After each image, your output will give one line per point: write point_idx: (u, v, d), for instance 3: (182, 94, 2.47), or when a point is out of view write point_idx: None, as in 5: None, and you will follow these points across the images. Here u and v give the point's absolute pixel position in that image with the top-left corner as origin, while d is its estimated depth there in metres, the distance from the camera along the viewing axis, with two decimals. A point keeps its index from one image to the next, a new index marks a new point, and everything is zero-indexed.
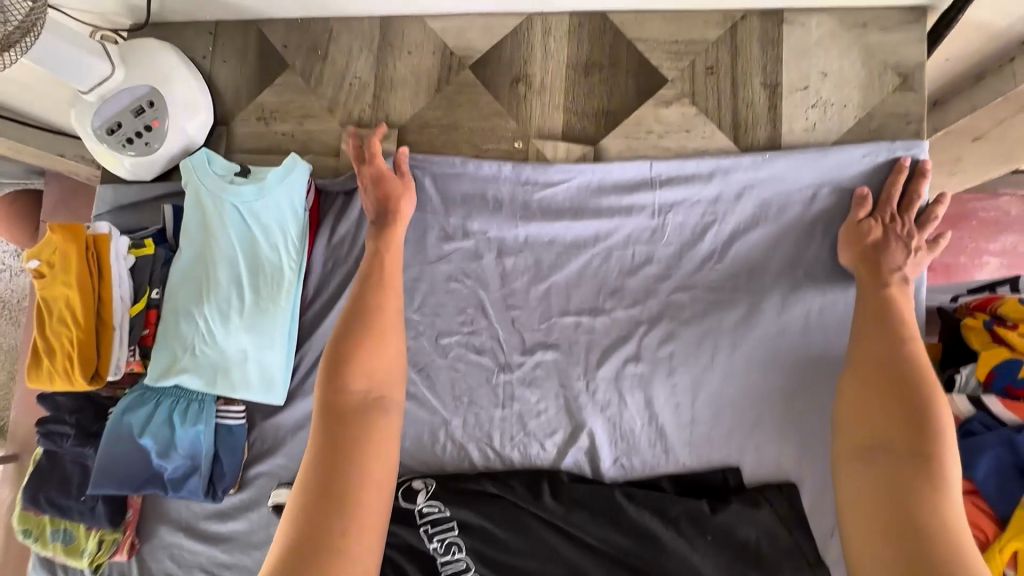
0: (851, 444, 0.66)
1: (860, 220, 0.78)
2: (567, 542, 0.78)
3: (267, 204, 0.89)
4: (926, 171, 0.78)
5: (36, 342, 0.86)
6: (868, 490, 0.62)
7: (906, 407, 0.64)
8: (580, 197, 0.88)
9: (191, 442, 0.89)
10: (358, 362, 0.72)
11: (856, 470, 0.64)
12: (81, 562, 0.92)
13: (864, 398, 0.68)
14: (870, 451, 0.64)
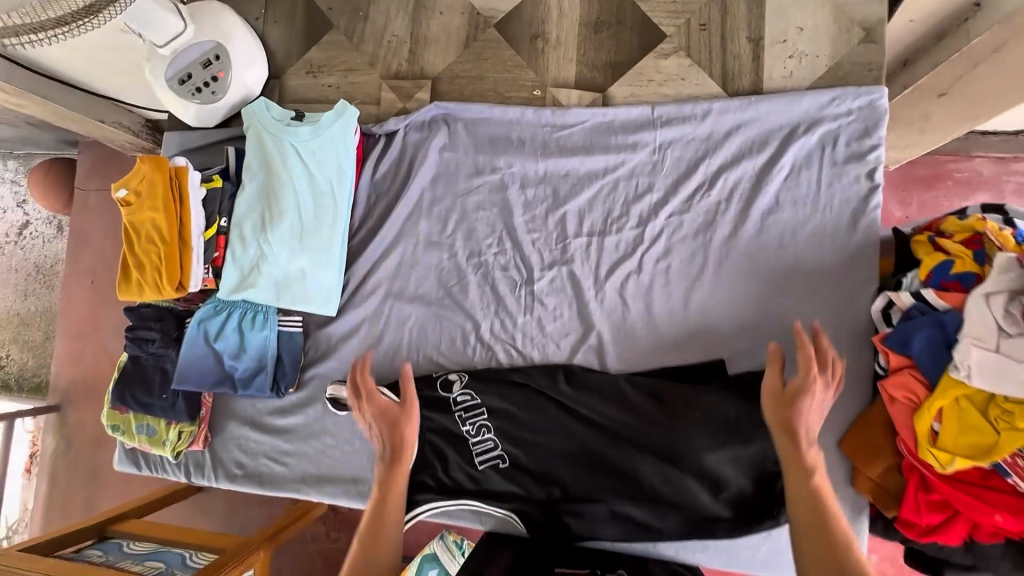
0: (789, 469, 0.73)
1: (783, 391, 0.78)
2: (576, 422, 0.95)
3: (321, 144, 1.04)
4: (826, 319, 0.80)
5: (127, 260, 1.01)
6: (805, 510, 0.68)
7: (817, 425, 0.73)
8: (592, 137, 1.03)
9: (258, 346, 1.05)
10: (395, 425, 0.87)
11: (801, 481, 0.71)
12: (164, 450, 1.08)
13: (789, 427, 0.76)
14: (801, 479, 0.70)
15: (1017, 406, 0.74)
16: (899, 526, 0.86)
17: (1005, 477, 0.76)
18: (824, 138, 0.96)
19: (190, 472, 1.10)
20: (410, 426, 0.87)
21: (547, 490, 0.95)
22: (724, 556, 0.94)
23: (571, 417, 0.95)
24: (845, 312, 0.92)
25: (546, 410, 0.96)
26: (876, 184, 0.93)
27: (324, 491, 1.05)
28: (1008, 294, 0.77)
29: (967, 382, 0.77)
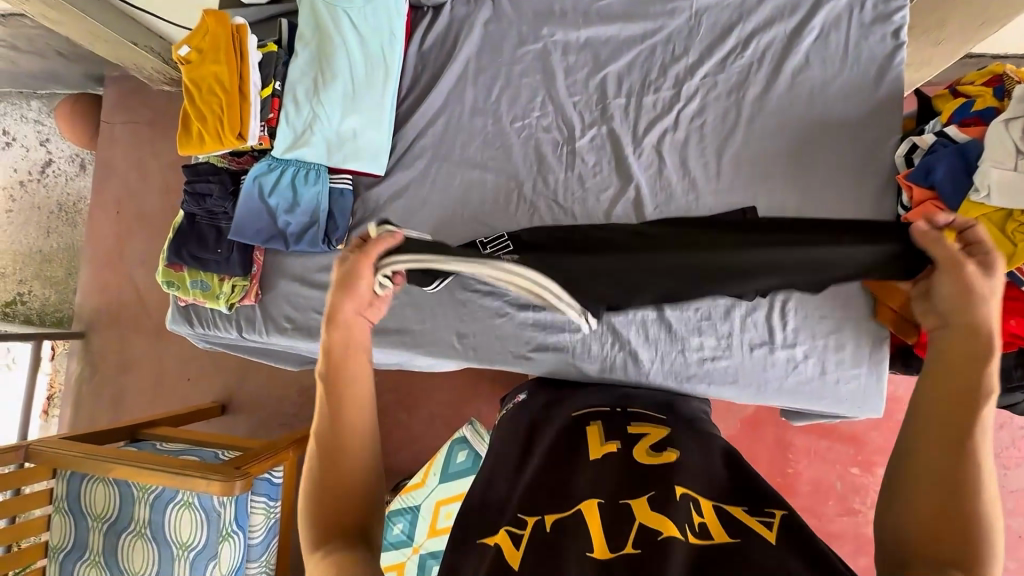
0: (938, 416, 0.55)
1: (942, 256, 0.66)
2: (629, 270, 0.89)
3: (374, 9, 1.09)
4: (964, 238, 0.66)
5: (190, 115, 1.07)
6: (932, 486, 0.53)
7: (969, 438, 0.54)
8: (632, 6, 1.08)
9: (312, 201, 1.11)
10: (342, 358, 0.64)
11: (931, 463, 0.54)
12: (218, 303, 1.13)
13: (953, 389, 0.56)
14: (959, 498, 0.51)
15: None
16: (918, 350, 0.94)
17: (1021, 287, 0.83)
18: (853, 1, 1.01)
19: (242, 327, 1.16)
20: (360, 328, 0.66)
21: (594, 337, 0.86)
22: (752, 389, 1.01)
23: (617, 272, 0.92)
24: (867, 162, 1.00)
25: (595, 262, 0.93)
26: (901, 43, 0.99)
27: (373, 342, 1.11)
28: None
29: (986, 202, 0.83)
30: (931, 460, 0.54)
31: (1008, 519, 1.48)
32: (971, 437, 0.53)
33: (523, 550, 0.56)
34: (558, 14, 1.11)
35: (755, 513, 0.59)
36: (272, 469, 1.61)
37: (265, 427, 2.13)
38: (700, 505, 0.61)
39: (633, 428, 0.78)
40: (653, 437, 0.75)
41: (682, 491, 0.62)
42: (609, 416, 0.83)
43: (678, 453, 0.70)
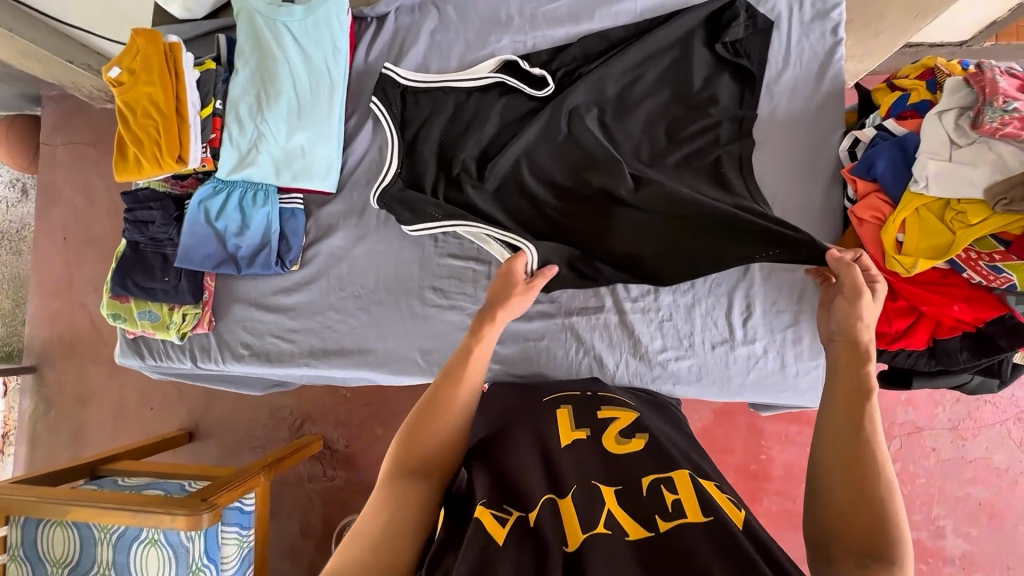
0: (846, 517, 0.62)
1: (988, 89, 0.81)
2: (579, 214, 0.99)
3: (315, 22, 1.06)
4: (984, 87, 0.82)
5: (124, 138, 1.02)
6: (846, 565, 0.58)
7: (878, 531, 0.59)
8: (578, 9, 1.08)
9: (261, 222, 1.06)
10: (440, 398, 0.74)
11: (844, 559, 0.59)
12: (169, 334, 1.09)
13: (850, 490, 0.64)
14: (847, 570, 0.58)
15: (970, 205, 0.83)
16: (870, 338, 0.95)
17: (961, 273, 0.86)
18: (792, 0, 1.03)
19: (196, 356, 1.11)
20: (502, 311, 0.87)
21: (582, 220, 0.99)
22: (717, 386, 1.02)
23: (610, 86, 1.02)
24: (815, 158, 1.02)
25: (554, 158, 1.01)
26: (840, 39, 1.02)
27: (332, 363, 1.07)
28: (957, 111, 0.85)
29: (925, 193, 0.85)
30: (842, 534, 0.61)
31: (967, 488, 1.53)
32: (878, 524, 0.60)
33: (507, 528, 0.61)
34: (506, 20, 1.09)
35: (728, 495, 0.65)
36: (243, 497, 1.56)
37: (237, 451, 2.07)
38: (671, 484, 0.65)
39: (602, 414, 0.81)
40: (622, 423, 0.78)
41: (651, 479, 0.67)
42: (579, 400, 0.86)
43: (645, 439, 0.74)
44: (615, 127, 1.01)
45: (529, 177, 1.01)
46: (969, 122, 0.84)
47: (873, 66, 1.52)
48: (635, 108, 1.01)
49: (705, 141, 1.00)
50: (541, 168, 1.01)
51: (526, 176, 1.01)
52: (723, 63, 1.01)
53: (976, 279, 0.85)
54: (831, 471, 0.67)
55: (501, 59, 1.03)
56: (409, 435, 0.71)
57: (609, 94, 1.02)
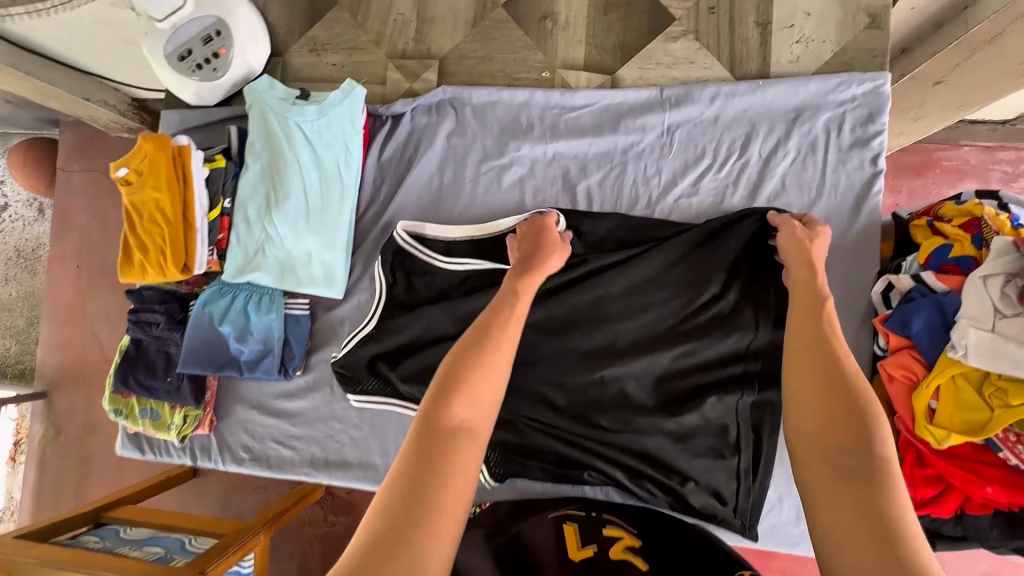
0: (816, 420, 0.63)
1: None
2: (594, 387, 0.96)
3: (328, 124, 1.02)
4: None
5: (129, 240, 1.00)
6: (817, 456, 0.60)
7: (868, 440, 0.59)
8: (603, 120, 1.03)
9: (265, 329, 1.04)
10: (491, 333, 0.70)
11: (823, 466, 0.59)
12: (170, 434, 1.07)
13: (822, 395, 0.65)
14: (820, 456, 0.60)
15: (1010, 384, 0.78)
16: None
17: (996, 451, 0.80)
18: (830, 123, 0.98)
19: (196, 455, 1.10)
20: (550, 255, 0.87)
21: (599, 389, 0.96)
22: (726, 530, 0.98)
23: (622, 290, 0.96)
24: (846, 295, 0.96)
25: (573, 319, 0.97)
26: (880, 170, 0.96)
27: (334, 475, 1.05)
28: (1004, 276, 0.80)
29: (964, 361, 0.80)
30: (820, 416, 0.63)
31: None
32: (870, 430, 0.59)
33: None
34: (527, 125, 1.05)
35: None
36: (242, 558, 1.57)
37: (239, 489, 2.07)
38: None
39: (608, 532, 0.83)
40: (628, 542, 0.81)
41: None
42: (583, 519, 0.87)
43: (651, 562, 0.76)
44: (641, 285, 0.97)
45: (538, 342, 0.98)
46: (1016, 291, 0.79)
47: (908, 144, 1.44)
48: (657, 265, 0.96)
49: (717, 360, 0.95)
50: (540, 364, 0.97)
51: (523, 370, 0.97)
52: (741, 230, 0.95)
53: (1013, 461, 0.79)
54: (804, 386, 0.67)
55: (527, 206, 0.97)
56: (444, 382, 0.64)
57: (627, 294, 0.97)
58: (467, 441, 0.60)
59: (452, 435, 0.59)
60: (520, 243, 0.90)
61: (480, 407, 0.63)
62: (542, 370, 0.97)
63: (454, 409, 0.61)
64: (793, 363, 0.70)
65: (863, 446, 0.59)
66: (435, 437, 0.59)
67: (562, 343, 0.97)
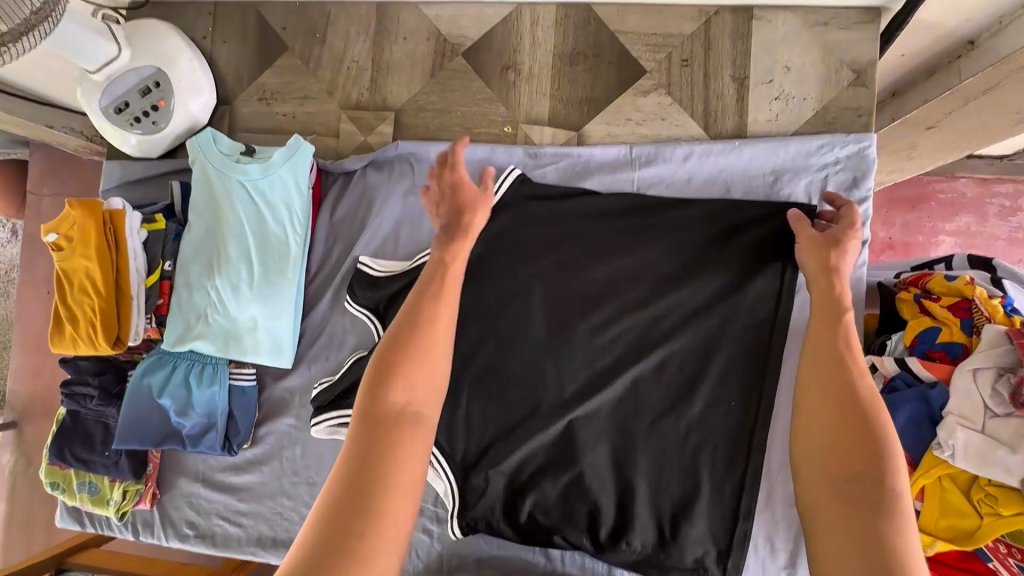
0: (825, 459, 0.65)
1: None
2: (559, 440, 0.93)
3: (270, 183, 0.94)
4: None
5: (59, 310, 0.93)
6: (826, 488, 0.63)
7: (875, 474, 0.61)
8: (568, 179, 0.97)
9: (208, 402, 0.97)
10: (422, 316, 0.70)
11: (833, 507, 0.61)
12: (108, 510, 1.01)
13: (830, 426, 0.67)
14: (831, 495, 0.62)
15: (999, 491, 0.71)
16: None
17: (985, 560, 0.74)
18: (811, 187, 0.91)
19: (138, 530, 1.03)
20: (478, 215, 0.83)
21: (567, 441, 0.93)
22: None
23: (606, 327, 0.93)
24: None
25: (538, 370, 0.94)
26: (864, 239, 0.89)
27: (281, 555, 0.99)
28: (996, 370, 0.73)
29: (951, 463, 0.73)
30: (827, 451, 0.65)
31: None
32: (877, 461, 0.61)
33: None
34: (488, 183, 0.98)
35: None
36: None
37: None
38: None
39: None
40: None
41: None
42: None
43: None
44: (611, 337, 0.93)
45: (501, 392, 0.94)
46: (1008, 390, 0.72)
47: (900, 180, 1.36)
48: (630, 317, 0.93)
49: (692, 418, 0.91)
50: (513, 404, 0.94)
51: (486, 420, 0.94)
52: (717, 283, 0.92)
53: (1002, 573, 0.72)
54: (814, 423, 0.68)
55: (516, 169, 0.96)
56: (382, 368, 0.64)
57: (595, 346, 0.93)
58: (413, 424, 0.62)
59: (394, 421, 0.61)
60: (441, 205, 0.86)
61: (423, 393, 0.65)
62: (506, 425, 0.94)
63: (393, 398, 0.63)
64: (802, 393, 0.72)
65: (872, 483, 0.61)
66: (383, 428, 0.60)
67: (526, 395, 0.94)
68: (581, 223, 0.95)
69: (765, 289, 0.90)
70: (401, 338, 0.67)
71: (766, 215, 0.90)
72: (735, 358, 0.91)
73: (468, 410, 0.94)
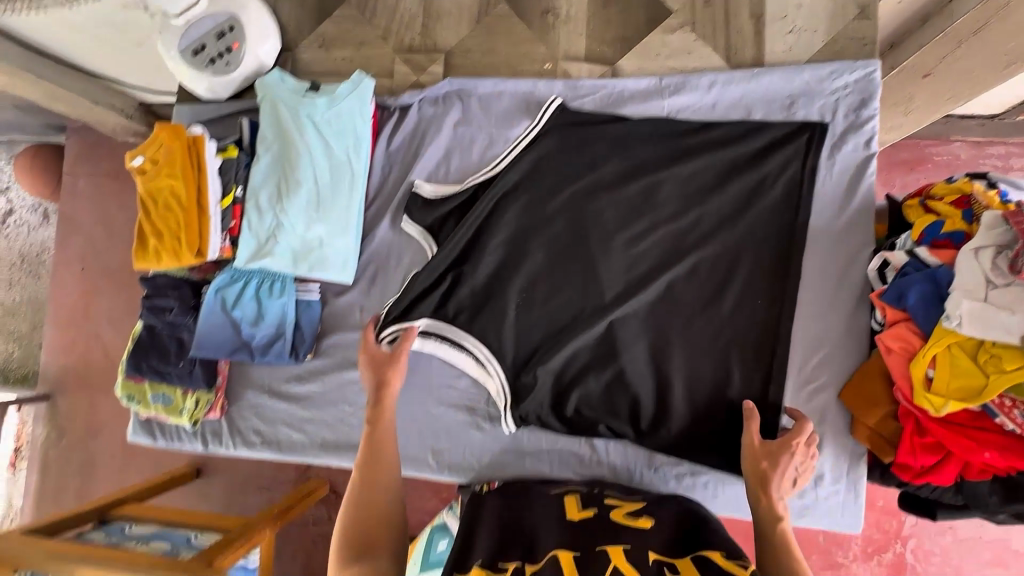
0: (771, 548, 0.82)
1: None
2: (603, 338, 1.01)
3: (337, 113, 1.05)
4: None
5: (145, 227, 1.02)
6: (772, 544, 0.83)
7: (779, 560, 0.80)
8: (603, 107, 1.07)
9: (278, 312, 1.07)
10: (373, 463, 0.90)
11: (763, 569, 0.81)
12: (182, 418, 1.09)
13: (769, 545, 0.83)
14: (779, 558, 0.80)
15: (1004, 350, 0.80)
16: (894, 469, 0.92)
17: (993, 417, 0.82)
18: (825, 108, 1.01)
19: (207, 440, 1.11)
20: (395, 366, 0.97)
21: (610, 337, 1.01)
22: (731, 504, 1.00)
23: (642, 236, 1.03)
24: (841, 276, 0.99)
25: (584, 276, 1.03)
26: (874, 152, 0.99)
27: (344, 457, 1.07)
28: (995, 248, 0.82)
29: (958, 330, 0.82)
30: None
31: (984, 570, 1.46)
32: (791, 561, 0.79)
33: None
34: (531, 112, 1.08)
35: (731, 559, 0.73)
36: (247, 555, 1.58)
37: (244, 488, 2.06)
38: (673, 566, 0.74)
39: (608, 500, 0.92)
40: (627, 507, 0.89)
41: (655, 557, 0.76)
42: (585, 492, 0.95)
43: (650, 521, 0.85)
44: (648, 244, 1.03)
45: (545, 296, 1.04)
46: (1007, 262, 0.80)
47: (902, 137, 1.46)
48: (663, 225, 1.02)
49: (726, 315, 1.00)
50: (558, 309, 1.03)
51: (532, 321, 1.03)
52: (743, 193, 1.01)
53: (1009, 426, 0.81)
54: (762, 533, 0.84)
55: (557, 98, 1.06)
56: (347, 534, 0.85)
57: (633, 251, 1.03)
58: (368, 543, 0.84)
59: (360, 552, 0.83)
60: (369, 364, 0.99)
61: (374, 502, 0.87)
62: (551, 326, 1.03)
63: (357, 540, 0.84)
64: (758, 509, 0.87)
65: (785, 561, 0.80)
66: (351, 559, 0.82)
67: (570, 298, 1.03)
68: (616, 146, 1.04)
69: (784, 195, 1.00)
70: (361, 522, 0.86)
71: (784, 130, 1.01)
72: (762, 259, 1.00)
73: (517, 315, 1.03)
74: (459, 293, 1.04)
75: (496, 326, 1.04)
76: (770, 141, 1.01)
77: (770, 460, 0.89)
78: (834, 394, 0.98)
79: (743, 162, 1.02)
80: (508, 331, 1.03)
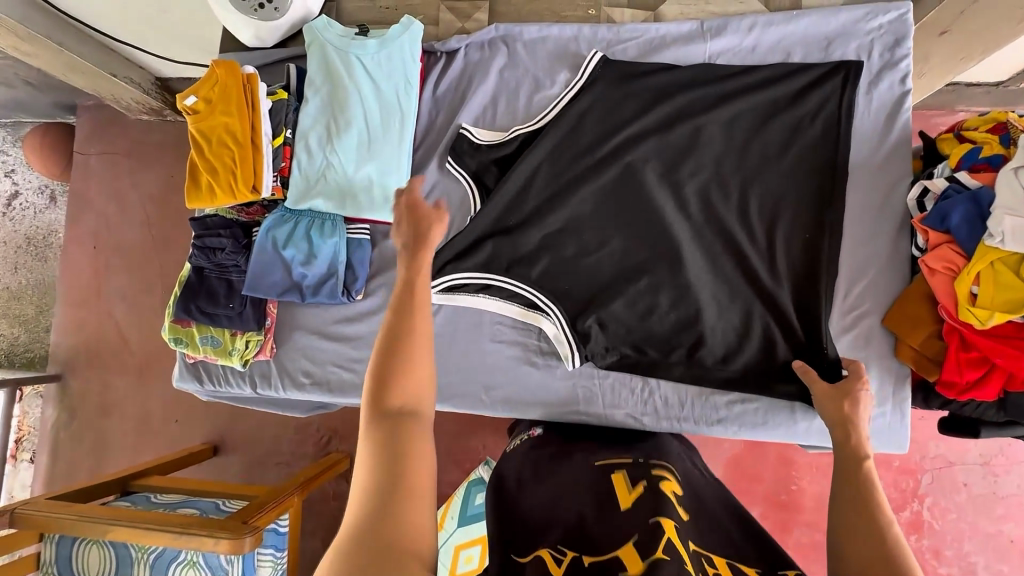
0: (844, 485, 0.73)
1: None
2: (655, 269, 1.03)
3: (388, 56, 1.07)
4: None
5: (198, 165, 1.04)
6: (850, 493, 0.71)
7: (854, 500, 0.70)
8: (646, 51, 1.10)
9: (329, 252, 1.07)
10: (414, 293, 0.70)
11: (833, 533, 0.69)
12: (231, 360, 1.09)
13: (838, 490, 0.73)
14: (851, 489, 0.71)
15: None
16: (939, 388, 0.96)
17: None
18: (860, 49, 1.05)
19: (256, 383, 1.12)
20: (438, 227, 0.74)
21: (661, 269, 1.03)
22: (781, 430, 1.03)
23: (690, 179, 1.04)
24: (882, 208, 1.03)
25: (635, 211, 1.05)
26: (909, 89, 1.04)
27: None
28: None
29: (1001, 247, 0.85)
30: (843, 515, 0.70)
31: (998, 525, 1.48)
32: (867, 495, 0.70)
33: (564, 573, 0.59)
34: (577, 55, 1.11)
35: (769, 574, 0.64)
36: (279, 518, 1.53)
37: (261, 467, 1.91)
38: (710, 559, 0.65)
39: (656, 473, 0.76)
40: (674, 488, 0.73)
41: (694, 547, 0.66)
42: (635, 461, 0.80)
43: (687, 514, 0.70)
44: (697, 179, 1.04)
45: (597, 232, 1.05)
46: None
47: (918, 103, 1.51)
48: (710, 160, 1.04)
49: (776, 246, 1.02)
50: (609, 246, 1.05)
51: (583, 256, 1.05)
52: (787, 128, 1.04)
53: None
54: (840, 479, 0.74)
55: (599, 53, 1.08)
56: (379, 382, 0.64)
57: (682, 187, 1.04)
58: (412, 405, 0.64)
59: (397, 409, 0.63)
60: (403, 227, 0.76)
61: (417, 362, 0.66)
62: (603, 261, 1.05)
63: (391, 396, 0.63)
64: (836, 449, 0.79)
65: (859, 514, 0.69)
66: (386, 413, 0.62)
67: (620, 235, 1.05)
68: (658, 94, 1.06)
69: (823, 133, 1.03)
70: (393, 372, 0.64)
71: (822, 70, 1.04)
72: (804, 196, 1.03)
73: (569, 251, 1.05)
74: (512, 232, 1.05)
75: (546, 264, 1.05)
76: (812, 79, 1.04)
77: (845, 399, 0.85)
78: (877, 320, 1.03)
79: (787, 100, 1.04)
80: (559, 267, 1.05)
